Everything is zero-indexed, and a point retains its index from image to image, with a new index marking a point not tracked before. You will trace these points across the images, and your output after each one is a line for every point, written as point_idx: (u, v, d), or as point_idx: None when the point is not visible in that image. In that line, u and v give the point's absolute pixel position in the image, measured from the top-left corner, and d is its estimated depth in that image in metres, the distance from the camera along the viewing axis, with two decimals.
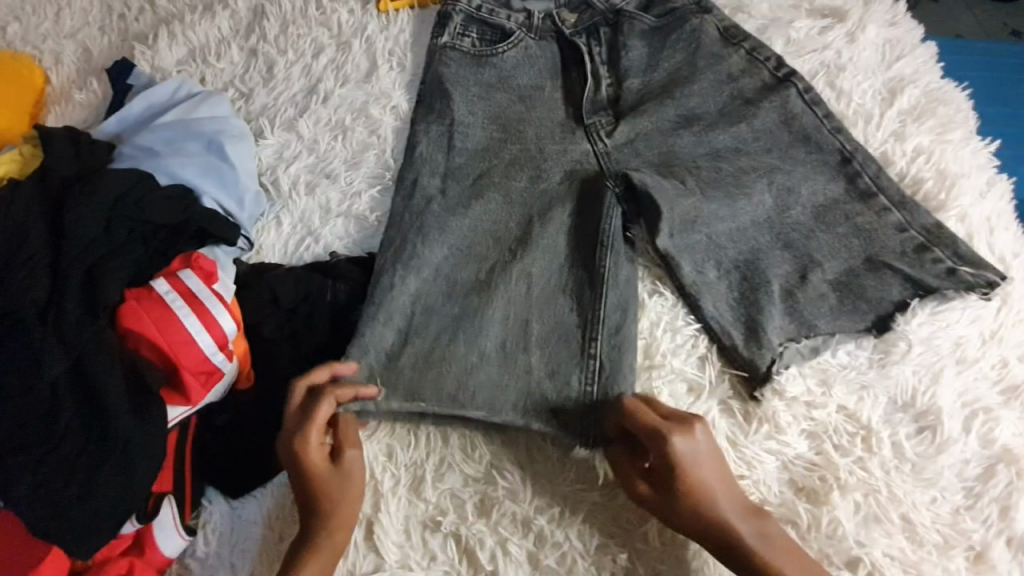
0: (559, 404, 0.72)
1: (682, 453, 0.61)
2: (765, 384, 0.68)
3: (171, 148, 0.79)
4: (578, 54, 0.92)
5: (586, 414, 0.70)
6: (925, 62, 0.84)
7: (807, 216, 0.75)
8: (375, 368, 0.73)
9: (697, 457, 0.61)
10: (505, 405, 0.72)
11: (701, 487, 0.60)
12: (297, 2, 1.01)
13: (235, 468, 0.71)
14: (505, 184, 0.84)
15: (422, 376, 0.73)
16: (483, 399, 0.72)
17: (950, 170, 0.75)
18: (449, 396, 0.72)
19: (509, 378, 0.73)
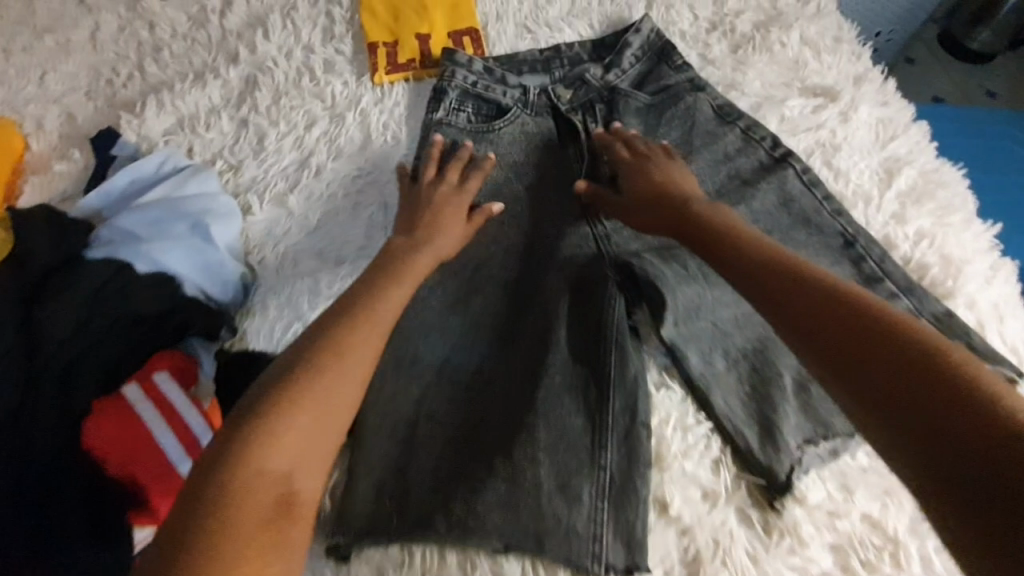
0: (571, 522, 0.66)
1: (671, 177, 0.78)
2: (785, 493, 0.64)
3: (152, 232, 0.75)
4: (574, 130, 0.90)
5: (601, 532, 0.65)
6: (919, 142, 0.85)
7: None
8: (385, 476, 0.70)
9: (673, 177, 0.78)
10: (511, 527, 0.65)
11: (740, 241, 0.64)
12: (291, 73, 1.00)
13: None
14: (503, 269, 0.82)
15: (432, 493, 0.69)
16: (489, 519, 0.65)
17: (953, 255, 0.74)
18: (454, 514, 0.66)
19: (518, 494, 0.67)
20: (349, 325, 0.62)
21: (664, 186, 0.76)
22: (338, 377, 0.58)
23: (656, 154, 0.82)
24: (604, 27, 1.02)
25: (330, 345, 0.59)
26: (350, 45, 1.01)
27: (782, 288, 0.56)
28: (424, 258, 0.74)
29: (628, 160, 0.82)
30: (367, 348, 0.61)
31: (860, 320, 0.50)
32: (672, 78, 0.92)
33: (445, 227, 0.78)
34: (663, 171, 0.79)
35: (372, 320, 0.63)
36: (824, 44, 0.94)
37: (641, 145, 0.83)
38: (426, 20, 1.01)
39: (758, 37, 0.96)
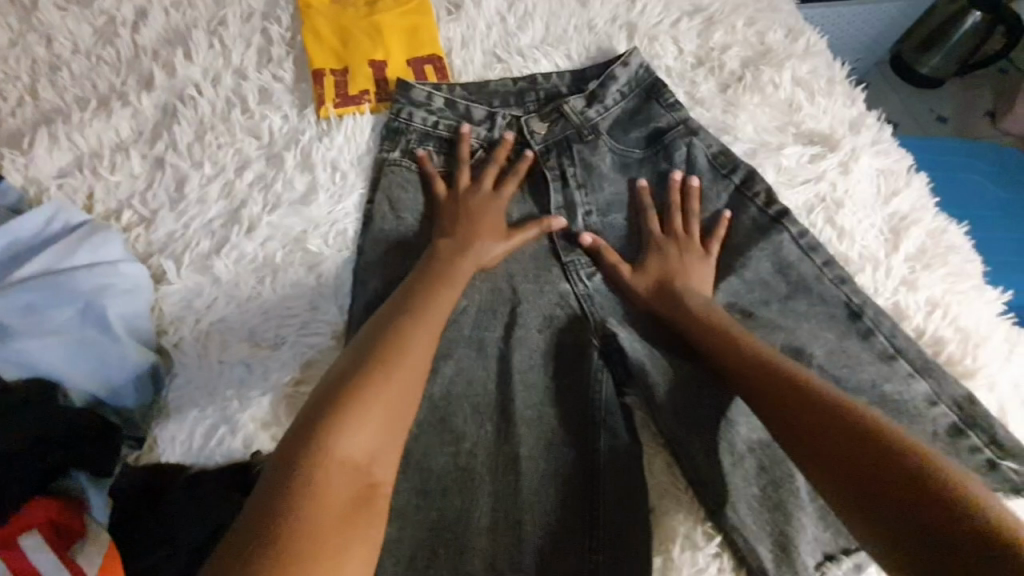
0: None
1: (687, 270, 0.72)
2: None
3: (28, 320, 0.60)
4: (549, 176, 0.81)
5: None
6: (920, 196, 0.79)
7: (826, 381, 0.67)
8: None
9: (693, 274, 0.72)
10: None
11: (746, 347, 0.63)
12: (218, 103, 0.84)
13: None
14: (477, 333, 0.70)
15: None
16: None
17: (970, 329, 0.68)
18: None
19: None
20: (418, 309, 0.61)
21: (677, 274, 0.72)
22: (411, 358, 0.56)
23: (682, 244, 0.74)
24: (583, 57, 0.91)
25: (407, 316, 0.60)
26: (291, 71, 0.87)
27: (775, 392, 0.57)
28: (469, 259, 0.69)
29: (659, 239, 0.75)
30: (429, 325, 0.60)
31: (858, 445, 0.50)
32: (664, 119, 0.84)
33: (482, 232, 0.72)
34: (685, 261, 0.73)
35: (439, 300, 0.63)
36: (818, 85, 0.88)
37: (679, 220, 0.76)
38: (380, 45, 0.88)
39: (748, 76, 0.88)
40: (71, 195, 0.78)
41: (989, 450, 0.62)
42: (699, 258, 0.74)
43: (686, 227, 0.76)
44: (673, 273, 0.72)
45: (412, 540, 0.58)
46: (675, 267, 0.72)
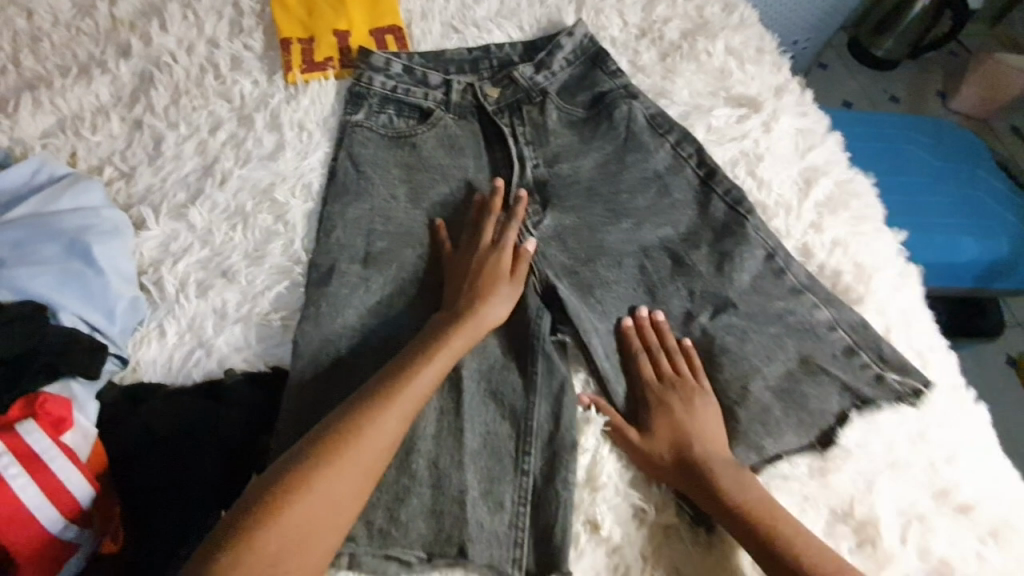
0: (494, 529, 0.63)
1: (696, 422, 0.68)
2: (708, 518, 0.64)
3: (21, 254, 0.67)
4: (501, 133, 0.88)
5: (506, 539, 0.63)
6: (834, 152, 0.88)
7: (740, 311, 0.75)
8: None
9: (708, 431, 0.67)
10: (416, 538, 0.61)
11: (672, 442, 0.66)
12: (192, 70, 0.90)
13: None
14: (429, 274, 0.77)
15: None
16: (419, 535, 0.61)
17: (866, 264, 0.77)
18: (379, 531, 0.61)
19: (441, 504, 0.63)
20: (417, 369, 0.63)
21: (688, 427, 0.67)
22: (389, 424, 0.59)
23: (688, 387, 0.71)
24: (535, 29, 0.98)
25: (397, 382, 0.62)
26: (261, 40, 0.93)
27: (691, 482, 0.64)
28: (466, 329, 0.68)
29: (652, 387, 0.71)
30: (435, 369, 0.64)
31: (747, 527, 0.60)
32: (607, 84, 0.91)
33: (487, 296, 0.72)
34: (692, 411, 0.69)
35: (443, 358, 0.65)
36: (748, 54, 0.96)
37: (667, 361, 0.72)
38: (344, 15, 0.94)
39: (685, 46, 0.96)
40: (55, 153, 0.84)
41: (877, 365, 0.71)
42: (704, 399, 0.70)
43: (680, 372, 0.72)
44: (682, 425, 0.67)
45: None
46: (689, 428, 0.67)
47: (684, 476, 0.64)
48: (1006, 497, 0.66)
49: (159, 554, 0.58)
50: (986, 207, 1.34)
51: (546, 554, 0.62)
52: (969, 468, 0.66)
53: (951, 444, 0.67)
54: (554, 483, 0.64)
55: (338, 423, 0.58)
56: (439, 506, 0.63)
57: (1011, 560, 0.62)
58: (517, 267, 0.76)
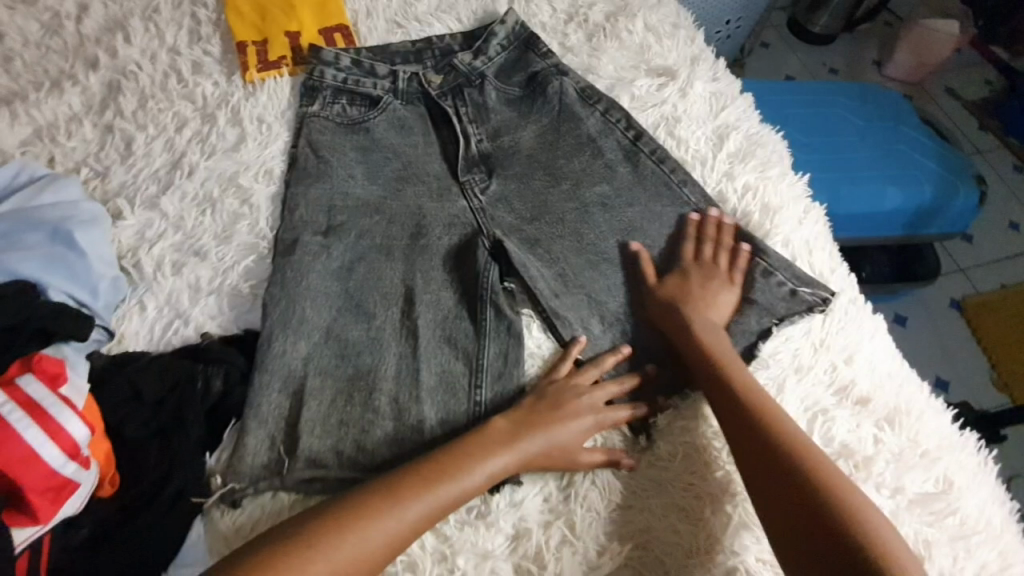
0: None
1: (712, 296, 0.79)
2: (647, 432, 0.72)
3: (9, 242, 0.74)
4: (446, 115, 0.96)
5: None
6: (744, 110, 0.98)
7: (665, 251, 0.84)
8: (277, 436, 0.70)
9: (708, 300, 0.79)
10: (379, 462, 0.69)
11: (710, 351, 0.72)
12: (157, 76, 0.98)
13: None
14: (385, 241, 0.85)
15: (322, 444, 0.70)
16: (383, 459, 0.69)
17: (773, 203, 0.87)
18: (348, 459, 0.69)
19: (402, 434, 0.71)
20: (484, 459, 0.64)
21: (689, 298, 0.79)
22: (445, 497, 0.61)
23: (710, 271, 0.81)
24: (471, 20, 1.08)
25: (457, 466, 0.63)
26: (218, 46, 1.01)
27: (732, 419, 0.66)
28: (537, 439, 0.67)
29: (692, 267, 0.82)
30: (503, 466, 0.65)
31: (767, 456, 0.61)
32: (539, 65, 0.99)
33: (569, 415, 0.69)
34: (707, 291, 0.80)
35: (512, 457, 0.65)
36: (665, 30, 1.06)
37: (709, 249, 0.83)
38: (295, 18, 1.03)
39: (608, 26, 1.06)
40: (33, 159, 0.91)
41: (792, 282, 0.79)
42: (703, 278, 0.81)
43: (715, 257, 0.82)
44: (685, 295, 0.79)
45: (333, 387, 0.74)
46: (695, 293, 0.79)
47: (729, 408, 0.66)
48: (899, 391, 0.74)
49: (149, 490, 0.65)
50: (909, 159, 1.45)
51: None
52: (866, 367, 0.74)
53: (848, 345, 0.76)
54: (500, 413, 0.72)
55: (386, 487, 0.61)
56: (400, 434, 0.71)
57: (905, 440, 0.70)
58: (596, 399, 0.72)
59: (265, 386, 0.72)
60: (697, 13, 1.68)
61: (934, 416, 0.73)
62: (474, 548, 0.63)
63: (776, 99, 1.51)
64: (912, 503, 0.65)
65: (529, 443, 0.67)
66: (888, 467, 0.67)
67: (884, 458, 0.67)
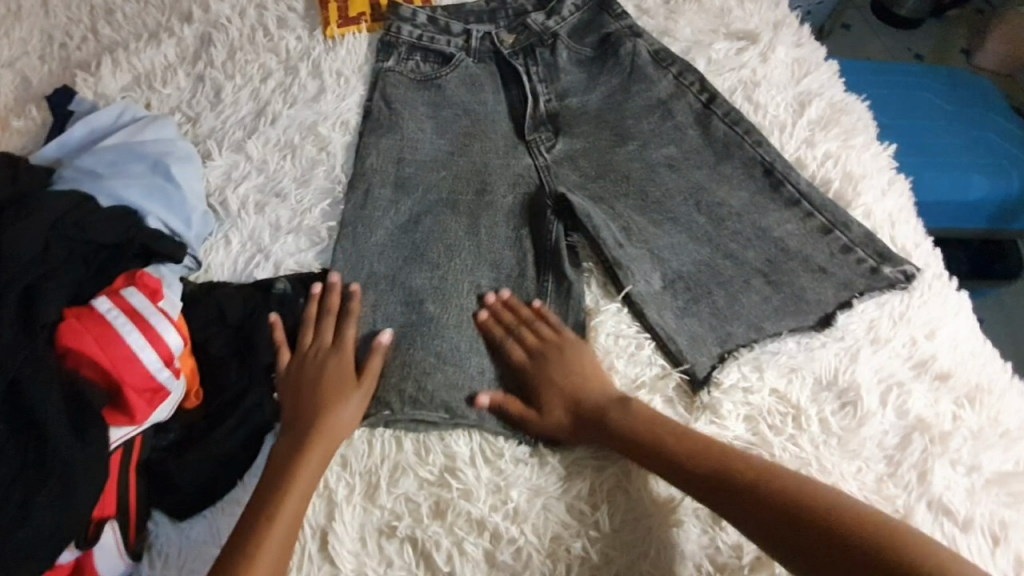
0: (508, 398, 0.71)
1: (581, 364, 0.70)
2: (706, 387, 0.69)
3: (114, 170, 0.79)
4: (516, 73, 0.96)
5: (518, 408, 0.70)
6: (828, 78, 0.94)
7: (734, 215, 0.81)
8: None
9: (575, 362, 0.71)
10: (440, 401, 0.71)
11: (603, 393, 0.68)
12: (245, 30, 1.03)
13: (200, 480, 0.66)
14: (451, 195, 0.87)
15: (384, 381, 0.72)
16: (441, 399, 0.71)
17: (855, 172, 0.83)
18: (409, 396, 0.71)
19: (462, 377, 0.73)
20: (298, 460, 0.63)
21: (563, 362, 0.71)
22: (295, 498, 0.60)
23: (556, 344, 0.73)
24: None
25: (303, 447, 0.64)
26: (302, 2, 1.05)
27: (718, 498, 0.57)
28: (324, 425, 0.66)
29: (527, 364, 0.73)
30: (321, 450, 0.64)
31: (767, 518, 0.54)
32: (613, 26, 0.98)
33: (335, 400, 0.68)
34: (565, 360, 0.71)
35: (321, 441, 0.65)
36: None
37: (528, 334, 0.75)
38: None
39: None
40: (133, 103, 0.98)
41: (873, 259, 0.75)
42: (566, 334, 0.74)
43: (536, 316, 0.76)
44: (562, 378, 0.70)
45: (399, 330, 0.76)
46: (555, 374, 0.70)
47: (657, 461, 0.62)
48: (982, 369, 0.70)
49: (230, 403, 0.69)
50: (998, 150, 1.34)
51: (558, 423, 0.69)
52: (948, 343, 0.71)
53: (930, 320, 0.72)
54: None
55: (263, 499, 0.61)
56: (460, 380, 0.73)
57: (986, 418, 0.66)
58: (370, 368, 0.71)
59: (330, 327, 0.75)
60: None
61: (1019, 397, 0.69)
62: (527, 483, 0.65)
63: (857, 78, 1.43)
64: (990, 483, 0.62)
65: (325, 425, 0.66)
66: (964, 443, 0.64)
67: (961, 434, 0.64)
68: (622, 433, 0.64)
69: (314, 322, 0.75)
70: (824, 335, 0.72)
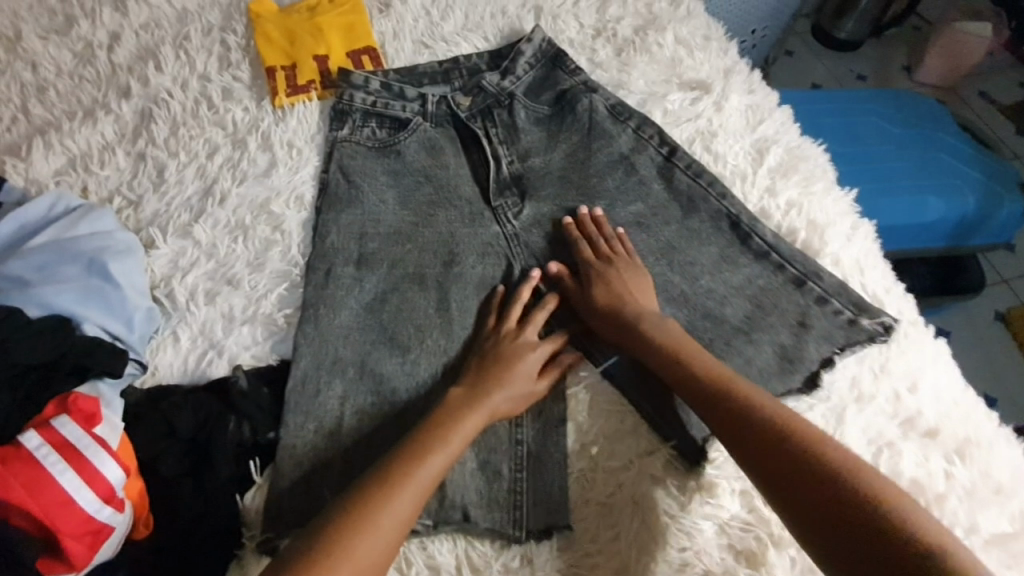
0: (492, 493, 0.68)
1: (629, 284, 0.78)
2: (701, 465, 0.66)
3: (45, 275, 0.73)
4: (475, 137, 0.95)
5: (502, 505, 0.67)
6: (783, 123, 0.95)
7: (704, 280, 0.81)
8: (312, 476, 0.67)
9: (635, 287, 0.78)
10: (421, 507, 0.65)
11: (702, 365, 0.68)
12: (187, 103, 0.98)
13: None
14: (419, 269, 0.84)
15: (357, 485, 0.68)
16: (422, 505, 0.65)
17: (819, 220, 0.83)
18: None
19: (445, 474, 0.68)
20: (412, 471, 0.61)
21: (618, 291, 0.77)
22: (399, 508, 0.59)
23: (599, 270, 0.79)
24: (498, 38, 1.06)
25: (401, 467, 0.61)
26: (247, 71, 1.01)
27: (779, 456, 0.58)
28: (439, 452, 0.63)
29: (593, 264, 0.80)
30: (432, 471, 0.62)
31: (805, 474, 0.56)
32: (568, 82, 0.98)
33: (452, 429, 0.65)
34: (624, 279, 0.78)
35: (431, 463, 0.62)
36: (696, 42, 1.03)
37: (603, 245, 0.82)
38: (322, 42, 1.02)
39: (637, 40, 1.03)
40: (68, 189, 0.92)
41: (850, 311, 0.75)
42: (636, 275, 0.79)
43: (611, 247, 0.81)
44: (612, 289, 0.77)
45: (370, 427, 0.72)
46: (620, 290, 0.77)
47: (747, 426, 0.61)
48: (966, 419, 0.70)
49: (187, 527, 0.64)
50: (950, 168, 1.39)
51: (548, 514, 0.65)
52: (930, 394, 0.71)
53: (910, 371, 0.72)
54: (540, 459, 0.69)
55: (357, 499, 0.59)
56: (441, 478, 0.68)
57: (977, 474, 0.65)
58: (549, 371, 0.73)
59: (297, 425, 0.70)
60: (725, 18, 1.63)
61: (1005, 446, 0.69)
62: None
63: (804, 108, 1.47)
64: (989, 544, 0.61)
65: (462, 420, 0.66)
66: (960, 503, 0.63)
67: (956, 494, 0.63)
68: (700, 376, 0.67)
69: (500, 301, 0.81)
70: (811, 397, 0.70)
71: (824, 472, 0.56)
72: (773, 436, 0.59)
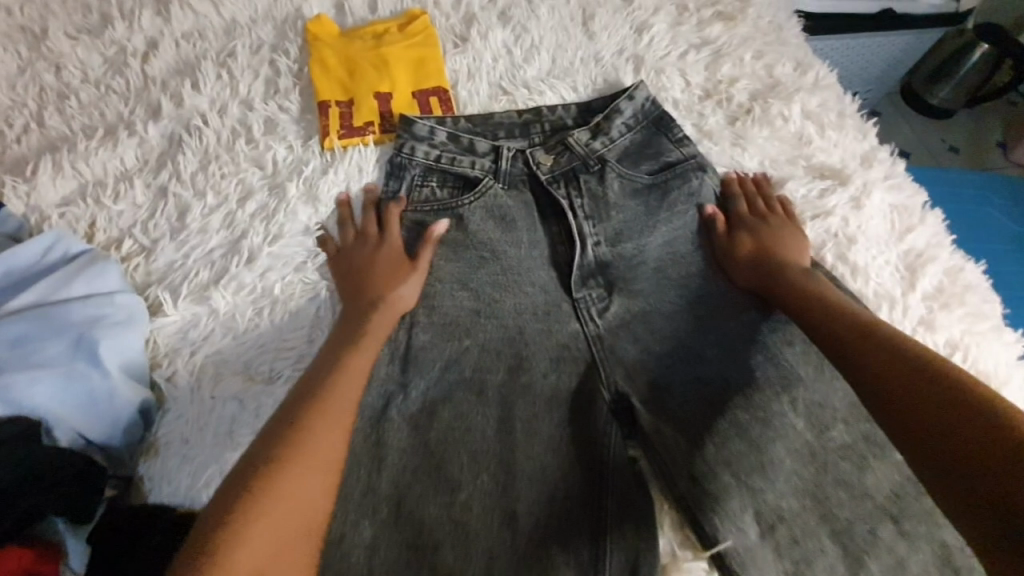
0: None
1: (784, 239, 0.73)
2: None
3: (19, 353, 0.59)
4: (557, 207, 0.78)
5: None
6: (936, 232, 0.78)
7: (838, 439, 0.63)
8: None
9: (793, 249, 0.72)
10: None
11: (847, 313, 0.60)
12: (224, 132, 0.84)
13: None
14: (478, 373, 0.69)
15: None
16: None
17: (988, 372, 0.68)
18: None
19: None
20: (299, 429, 0.54)
21: (772, 245, 0.72)
22: (293, 472, 0.51)
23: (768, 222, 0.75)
24: (589, 90, 0.90)
25: (289, 435, 0.53)
26: (297, 102, 0.86)
27: (883, 371, 0.52)
28: (307, 423, 0.55)
29: (746, 216, 0.76)
30: (320, 428, 0.55)
31: (919, 390, 0.48)
32: (674, 155, 0.81)
33: (324, 402, 0.57)
34: (776, 231, 0.74)
35: (321, 421, 0.56)
36: (827, 118, 0.86)
37: (761, 200, 0.77)
38: (386, 77, 0.88)
39: (756, 108, 0.87)
40: (74, 223, 0.78)
41: None
42: (794, 237, 0.74)
43: (767, 206, 0.77)
44: (756, 231, 0.74)
45: None
46: (770, 241, 0.73)
47: (854, 361, 0.55)
48: None
49: None
50: None
51: None
52: None
53: None
54: None
55: (251, 470, 0.51)
56: None
57: None
58: (422, 252, 0.73)
59: None
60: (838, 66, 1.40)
61: None
62: None
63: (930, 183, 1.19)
64: None
65: (358, 342, 0.64)
66: None
67: None
68: (815, 313, 0.62)
69: (369, 245, 0.74)
70: None
71: (932, 384, 0.48)
72: (877, 360, 0.53)
